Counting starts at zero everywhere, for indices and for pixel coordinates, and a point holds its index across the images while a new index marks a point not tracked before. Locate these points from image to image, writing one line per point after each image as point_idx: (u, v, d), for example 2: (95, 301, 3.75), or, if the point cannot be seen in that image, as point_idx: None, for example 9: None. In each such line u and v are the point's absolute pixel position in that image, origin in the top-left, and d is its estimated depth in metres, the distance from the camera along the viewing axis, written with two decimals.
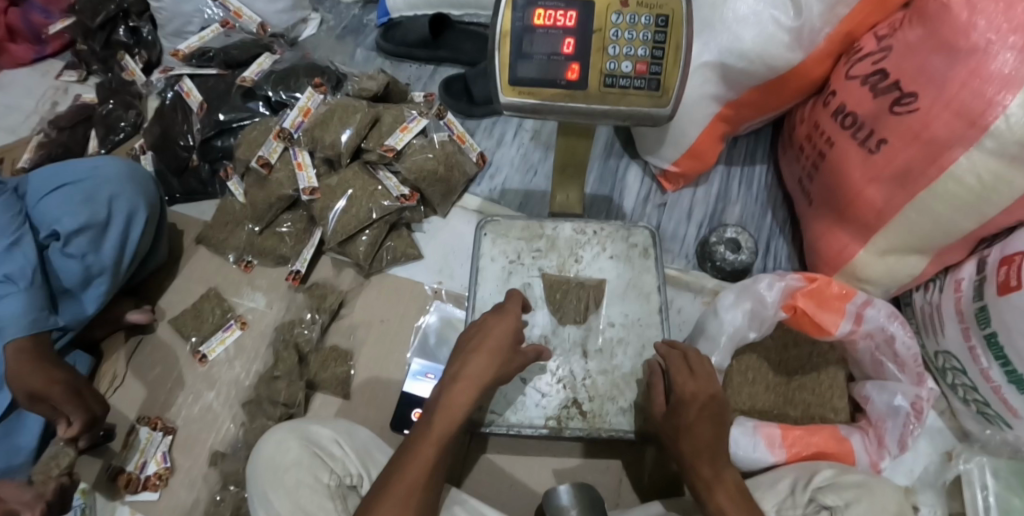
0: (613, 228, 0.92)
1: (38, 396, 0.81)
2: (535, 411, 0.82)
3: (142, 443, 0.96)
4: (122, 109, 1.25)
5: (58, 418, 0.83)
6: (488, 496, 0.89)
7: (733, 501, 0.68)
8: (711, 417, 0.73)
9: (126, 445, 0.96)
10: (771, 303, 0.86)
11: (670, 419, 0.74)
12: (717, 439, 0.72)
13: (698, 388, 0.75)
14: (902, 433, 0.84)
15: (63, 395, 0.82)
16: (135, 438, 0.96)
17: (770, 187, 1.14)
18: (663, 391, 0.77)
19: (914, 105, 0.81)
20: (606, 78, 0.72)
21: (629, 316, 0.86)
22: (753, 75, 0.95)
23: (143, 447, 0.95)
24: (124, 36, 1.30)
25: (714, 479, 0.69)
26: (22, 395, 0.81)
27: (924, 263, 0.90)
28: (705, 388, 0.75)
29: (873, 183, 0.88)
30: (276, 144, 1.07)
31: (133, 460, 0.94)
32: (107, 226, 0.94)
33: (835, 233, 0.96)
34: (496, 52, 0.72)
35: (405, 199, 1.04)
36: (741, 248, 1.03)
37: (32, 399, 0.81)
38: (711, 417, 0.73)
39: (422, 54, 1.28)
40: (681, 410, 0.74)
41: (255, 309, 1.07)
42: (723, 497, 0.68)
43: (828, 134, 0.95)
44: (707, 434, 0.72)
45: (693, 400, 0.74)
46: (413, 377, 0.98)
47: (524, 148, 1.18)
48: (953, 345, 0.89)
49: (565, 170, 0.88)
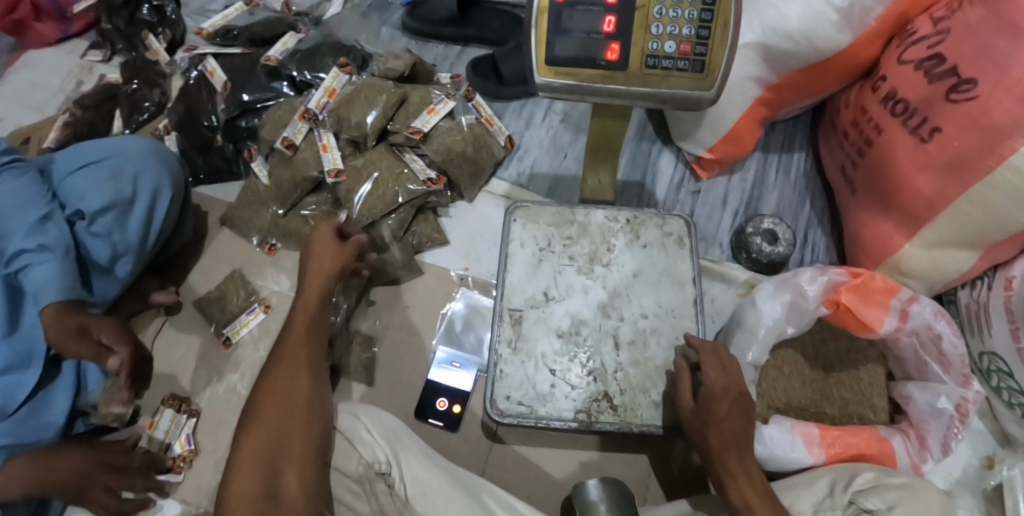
0: (646, 216, 0.89)
1: (85, 329, 0.82)
2: (564, 403, 0.79)
3: (167, 425, 0.95)
4: (147, 88, 1.23)
5: (106, 354, 0.84)
6: (514, 486, 0.88)
7: (761, 496, 0.66)
8: (730, 420, 0.71)
9: (151, 426, 0.95)
10: (812, 297, 0.82)
11: (697, 414, 0.72)
12: (745, 436, 0.71)
13: (721, 382, 0.73)
14: (946, 434, 0.80)
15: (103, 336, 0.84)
16: (157, 420, 0.95)
17: (808, 175, 1.10)
18: (689, 387, 0.75)
19: (972, 92, 0.77)
20: (648, 59, 0.68)
21: (663, 307, 0.83)
22: (799, 57, 0.91)
23: (169, 430, 0.95)
24: (147, 14, 1.29)
25: (742, 473, 0.68)
26: (70, 329, 0.81)
27: (974, 258, 0.86)
28: (726, 386, 0.73)
29: (923, 173, 0.84)
30: (300, 126, 1.05)
31: (160, 442, 0.94)
32: (131, 204, 0.92)
33: (881, 225, 0.92)
34: (533, 30, 0.69)
35: (432, 183, 1.02)
36: (779, 239, 0.99)
37: (79, 336, 0.82)
38: (741, 414, 0.71)
39: (449, 32, 1.24)
40: (709, 405, 0.72)
41: (279, 292, 1.06)
42: (750, 492, 0.66)
43: (876, 120, 0.91)
44: (731, 429, 0.70)
45: (721, 397, 0.72)
46: (438, 365, 0.96)
47: (553, 131, 1.15)
48: (999, 346, 0.85)
49: (598, 152, 0.86)
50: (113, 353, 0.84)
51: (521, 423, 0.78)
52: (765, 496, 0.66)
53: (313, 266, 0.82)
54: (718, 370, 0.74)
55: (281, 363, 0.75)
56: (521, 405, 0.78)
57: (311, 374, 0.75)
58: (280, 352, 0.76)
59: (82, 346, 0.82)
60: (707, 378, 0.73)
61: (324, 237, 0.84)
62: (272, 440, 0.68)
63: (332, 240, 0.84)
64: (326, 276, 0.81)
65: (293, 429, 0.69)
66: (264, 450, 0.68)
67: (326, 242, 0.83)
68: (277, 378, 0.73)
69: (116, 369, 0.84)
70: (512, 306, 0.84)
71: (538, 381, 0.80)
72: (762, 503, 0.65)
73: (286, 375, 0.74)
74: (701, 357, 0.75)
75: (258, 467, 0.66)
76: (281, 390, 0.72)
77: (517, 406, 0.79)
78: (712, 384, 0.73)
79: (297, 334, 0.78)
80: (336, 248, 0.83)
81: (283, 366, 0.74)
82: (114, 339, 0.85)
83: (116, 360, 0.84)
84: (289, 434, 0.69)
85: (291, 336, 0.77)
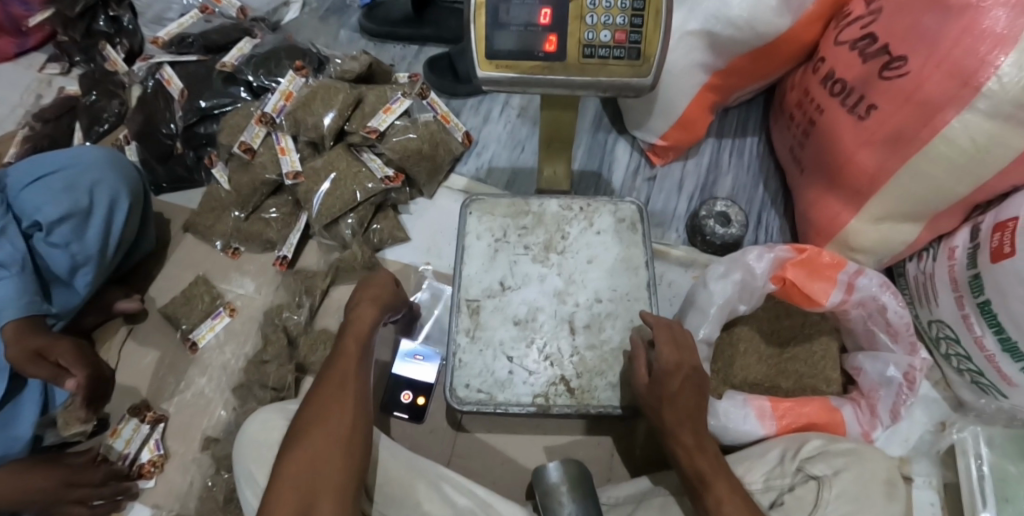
0: (599, 203, 0.91)
1: (44, 352, 0.85)
2: (523, 389, 0.81)
3: (130, 433, 0.95)
4: (106, 99, 1.23)
5: (64, 375, 0.87)
6: (480, 476, 0.89)
7: (713, 466, 0.68)
8: (685, 400, 0.72)
9: (114, 433, 0.95)
10: (760, 274, 0.85)
11: (653, 391, 0.73)
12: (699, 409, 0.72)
13: (675, 358, 0.74)
14: (895, 402, 0.84)
15: (65, 349, 0.87)
16: (121, 428, 0.95)
17: (761, 157, 1.13)
18: (645, 364, 0.77)
19: (904, 69, 0.80)
20: (585, 48, 0.70)
21: (618, 291, 0.85)
22: (741, 43, 0.93)
23: (130, 438, 0.95)
24: (104, 25, 1.28)
25: (695, 448, 0.69)
26: (29, 353, 0.84)
27: (917, 230, 0.89)
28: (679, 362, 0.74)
29: (865, 149, 0.86)
30: (259, 129, 1.06)
31: (120, 450, 0.94)
32: (90, 213, 0.93)
33: (827, 202, 0.95)
34: (472, 26, 0.70)
35: (389, 181, 1.03)
36: (731, 221, 1.01)
37: (37, 358, 0.84)
38: (694, 387, 0.73)
39: (406, 32, 1.25)
40: (664, 381, 0.73)
41: (243, 295, 1.07)
42: (705, 463, 0.68)
43: (818, 100, 0.93)
44: (685, 407, 0.71)
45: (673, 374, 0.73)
46: (402, 359, 0.96)
47: (511, 125, 1.17)
48: (946, 315, 0.88)
49: (551, 144, 0.88)
50: (71, 375, 0.87)
51: (481, 411, 0.80)
52: (720, 468, 0.67)
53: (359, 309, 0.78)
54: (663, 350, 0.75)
55: (329, 386, 0.70)
56: (481, 393, 0.80)
57: (358, 405, 0.69)
58: (327, 377, 0.71)
59: (39, 369, 0.84)
60: (662, 355, 0.74)
61: (378, 280, 0.84)
62: (315, 465, 0.63)
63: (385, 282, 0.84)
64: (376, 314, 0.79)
65: (334, 466, 0.63)
66: (301, 480, 0.62)
67: (376, 283, 0.83)
68: (325, 405, 0.68)
69: (74, 391, 0.87)
70: (469, 296, 0.86)
71: (496, 369, 0.82)
72: (718, 477, 0.66)
73: (333, 399, 0.68)
74: (656, 335, 0.77)
75: (296, 496, 0.61)
76: (328, 419, 0.66)
77: (477, 393, 0.80)
78: (665, 367, 0.73)
79: (347, 361, 0.72)
80: (386, 288, 0.83)
81: (332, 390, 0.69)
82: (71, 361, 0.87)
83: (74, 383, 0.87)
84: (327, 464, 0.63)
85: (341, 364, 0.72)
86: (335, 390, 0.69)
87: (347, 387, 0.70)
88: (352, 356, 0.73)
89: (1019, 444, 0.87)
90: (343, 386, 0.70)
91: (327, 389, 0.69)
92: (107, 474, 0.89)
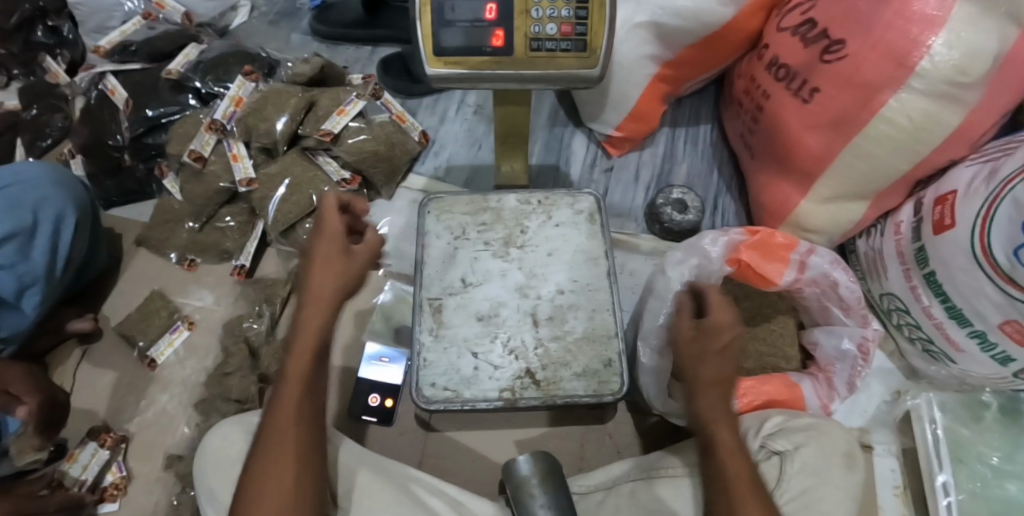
0: (557, 196, 0.92)
1: None
2: (489, 384, 0.81)
3: (87, 459, 0.91)
4: (48, 113, 1.19)
5: (14, 404, 0.84)
6: (453, 475, 0.89)
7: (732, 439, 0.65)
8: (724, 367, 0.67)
9: (71, 458, 0.91)
10: (716, 258, 0.87)
11: (696, 344, 0.67)
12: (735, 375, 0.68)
13: (728, 318, 0.68)
14: (851, 374, 0.86)
15: (13, 376, 0.86)
16: (79, 452, 0.91)
17: (715, 145, 1.15)
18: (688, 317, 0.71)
19: (842, 52, 0.82)
20: (532, 42, 0.70)
21: (578, 282, 0.86)
22: (687, 32, 0.95)
23: (87, 463, 0.90)
24: (44, 37, 1.25)
25: (728, 418, 0.66)
26: None
27: (864, 208, 0.92)
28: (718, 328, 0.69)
29: (810, 131, 0.89)
30: (208, 137, 1.03)
31: (76, 476, 0.90)
32: (33, 233, 0.89)
33: (778, 185, 0.97)
34: (419, 24, 0.70)
35: (347, 183, 1.03)
36: (689, 207, 1.03)
37: None
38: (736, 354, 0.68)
39: (358, 34, 1.24)
40: (711, 336, 0.67)
41: (202, 307, 1.04)
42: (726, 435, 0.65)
43: (764, 86, 0.96)
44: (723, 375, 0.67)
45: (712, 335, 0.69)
46: (368, 362, 0.95)
47: (467, 123, 1.17)
48: (896, 288, 0.91)
49: (506, 140, 0.88)
50: (21, 403, 0.84)
51: (447, 409, 0.79)
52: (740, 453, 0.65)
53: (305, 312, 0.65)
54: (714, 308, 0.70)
55: (268, 441, 0.63)
56: (446, 390, 0.80)
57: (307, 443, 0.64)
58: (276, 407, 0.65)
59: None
60: (712, 311, 0.69)
61: (325, 266, 0.66)
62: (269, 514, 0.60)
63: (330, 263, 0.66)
64: (326, 316, 0.66)
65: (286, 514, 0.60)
66: None
67: (324, 270, 0.66)
68: (265, 469, 0.62)
69: (25, 420, 0.84)
70: (431, 295, 0.86)
71: (461, 366, 0.82)
72: (737, 466, 0.64)
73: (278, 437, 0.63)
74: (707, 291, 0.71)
75: None
76: (270, 484, 0.61)
77: (442, 391, 0.80)
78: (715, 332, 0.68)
79: (289, 403, 0.65)
80: (340, 273, 0.66)
81: (273, 437, 0.63)
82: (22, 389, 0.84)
83: (25, 410, 0.84)
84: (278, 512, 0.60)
85: (280, 408, 0.64)
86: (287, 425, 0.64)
87: (301, 419, 0.64)
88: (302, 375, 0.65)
89: (970, 407, 0.91)
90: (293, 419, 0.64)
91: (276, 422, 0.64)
92: (60, 503, 0.84)
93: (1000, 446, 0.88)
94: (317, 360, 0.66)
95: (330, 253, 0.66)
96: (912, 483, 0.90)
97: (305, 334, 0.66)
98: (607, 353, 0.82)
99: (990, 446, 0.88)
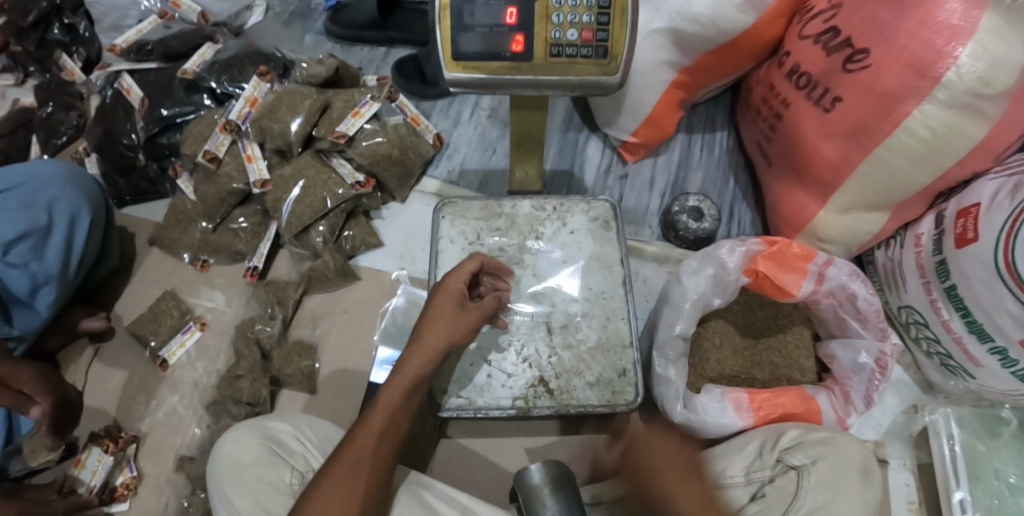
0: (572, 202, 0.91)
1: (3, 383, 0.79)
2: (501, 392, 0.80)
3: (94, 464, 0.90)
4: (63, 111, 1.19)
5: (28, 404, 0.83)
6: (464, 482, 0.88)
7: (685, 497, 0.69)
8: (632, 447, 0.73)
9: (79, 464, 0.91)
10: (733, 268, 0.85)
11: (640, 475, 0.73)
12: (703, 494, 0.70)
13: (666, 441, 0.74)
14: (869, 388, 0.85)
15: (28, 379, 0.84)
16: (86, 457, 0.91)
17: (731, 152, 1.14)
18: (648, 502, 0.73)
19: (866, 61, 0.81)
20: (552, 48, 0.70)
21: (593, 290, 0.85)
22: (708, 39, 0.93)
23: (95, 469, 0.90)
24: (59, 35, 1.24)
25: None
26: None
27: (883, 219, 0.91)
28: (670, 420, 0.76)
29: (830, 141, 0.87)
30: (223, 138, 1.03)
31: (86, 481, 0.90)
32: (48, 232, 0.89)
33: (795, 194, 0.96)
34: (437, 27, 0.69)
35: (360, 186, 1.02)
36: (704, 215, 1.02)
37: None
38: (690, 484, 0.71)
39: (372, 36, 1.24)
40: (651, 456, 0.73)
41: (214, 308, 1.04)
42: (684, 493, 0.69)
43: (783, 94, 0.94)
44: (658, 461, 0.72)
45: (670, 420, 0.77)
46: (380, 366, 0.96)
47: (481, 126, 1.16)
48: (915, 300, 0.89)
49: (522, 145, 0.87)
50: (34, 403, 0.84)
51: (459, 416, 0.79)
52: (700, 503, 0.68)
53: (412, 354, 0.69)
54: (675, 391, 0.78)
55: (342, 465, 0.64)
56: (458, 397, 0.79)
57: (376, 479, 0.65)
58: (357, 436, 0.66)
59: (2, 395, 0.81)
60: (649, 447, 0.74)
61: (441, 319, 0.69)
62: None
63: (451, 319, 0.70)
64: (429, 361, 0.69)
65: None
66: None
67: (439, 322, 0.69)
68: (329, 491, 0.63)
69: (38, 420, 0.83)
70: None
71: (474, 373, 0.81)
72: None
73: (354, 467, 0.64)
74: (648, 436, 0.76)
75: None
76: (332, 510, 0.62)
77: (454, 398, 0.79)
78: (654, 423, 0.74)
79: (369, 436, 0.66)
80: (454, 327, 0.69)
81: (349, 467, 0.64)
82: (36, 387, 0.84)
83: (38, 410, 0.83)
84: None
85: (362, 434, 0.66)
86: (365, 455, 0.65)
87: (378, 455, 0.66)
88: (388, 410, 0.67)
89: (987, 423, 0.89)
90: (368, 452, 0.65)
91: (353, 452, 0.65)
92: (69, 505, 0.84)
93: (1018, 463, 0.87)
94: (410, 394, 0.69)
95: (450, 306, 0.70)
96: (927, 498, 0.88)
97: (408, 370, 0.69)
98: (621, 362, 0.81)
99: (1007, 463, 0.87)
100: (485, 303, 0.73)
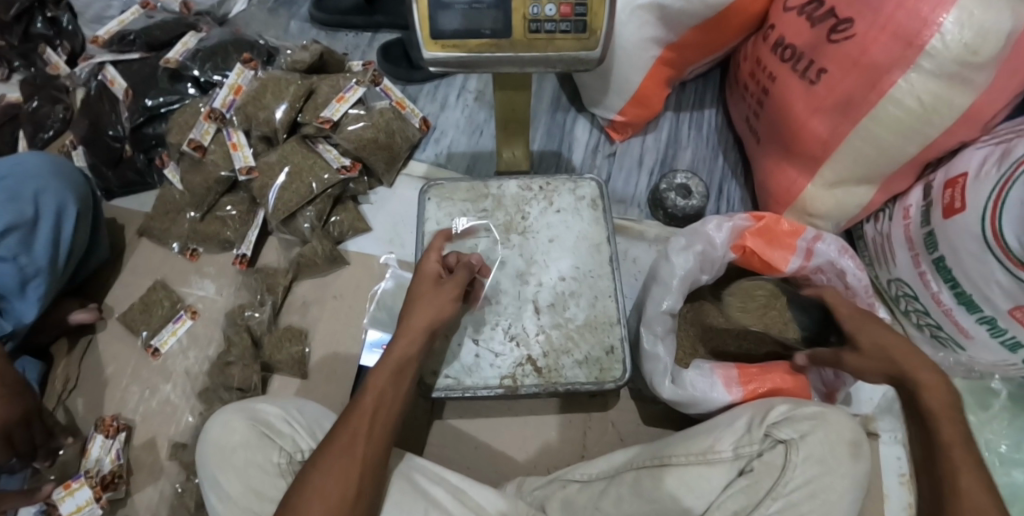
0: (558, 182, 0.91)
1: None
2: (489, 372, 0.80)
3: (83, 500, 0.86)
4: (49, 105, 1.18)
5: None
6: (456, 464, 0.89)
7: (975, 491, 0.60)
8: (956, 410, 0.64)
9: (68, 488, 0.86)
10: (720, 244, 0.85)
11: None
12: None
13: None
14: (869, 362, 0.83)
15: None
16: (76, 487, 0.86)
17: (720, 129, 1.13)
18: None
19: (851, 31, 0.80)
20: (531, 23, 0.68)
21: (580, 269, 0.85)
22: (692, 14, 0.92)
23: (81, 505, 0.86)
24: (42, 28, 1.23)
25: None
26: None
27: (872, 192, 0.90)
28: (883, 367, 0.69)
29: (816, 114, 0.87)
30: (208, 126, 1.03)
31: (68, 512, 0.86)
32: (36, 224, 0.89)
33: (783, 169, 0.96)
34: (414, 5, 0.69)
35: (347, 170, 1.02)
36: (692, 193, 1.02)
37: None
38: None
39: (358, 20, 1.23)
40: None
41: (205, 297, 1.04)
42: (968, 478, 0.60)
43: (770, 68, 0.93)
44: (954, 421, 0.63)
45: (876, 371, 0.70)
46: (368, 350, 0.97)
47: (468, 109, 1.16)
48: (904, 273, 0.89)
49: (508, 127, 0.87)
50: None
51: (449, 396, 0.79)
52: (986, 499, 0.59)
53: (399, 336, 0.71)
54: (872, 328, 0.72)
55: (338, 443, 0.65)
56: (448, 378, 0.80)
57: (372, 453, 0.65)
58: (351, 412, 0.67)
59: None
60: None
61: (421, 299, 0.74)
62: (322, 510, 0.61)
63: (433, 298, 0.74)
64: (417, 342, 0.71)
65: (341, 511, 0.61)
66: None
67: (420, 304, 0.73)
68: (325, 474, 0.63)
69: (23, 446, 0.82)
70: None
71: (462, 354, 0.81)
72: None
73: (351, 443, 0.65)
74: None
75: None
76: (330, 488, 0.62)
77: (444, 379, 0.80)
78: (929, 379, 0.66)
79: (363, 412, 0.67)
80: (433, 305, 0.73)
81: (345, 443, 0.65)
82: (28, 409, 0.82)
83: None
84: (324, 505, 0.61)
85: (355, 417, 0.66)
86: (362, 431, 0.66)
87: (374, 429, 0.66)
88: (381, 386, 0.69)
89: (978, 394, 0.90)
90: (361, 425, 0.66)
91: (348, 424, 0.66)
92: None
93: (1007, 433, 0.88)
94: (398, 376, 0.70)
95: (426, 286, 0.75)
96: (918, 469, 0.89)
97: (394, 353, 0.71)
98: (609, 340, 0.81)
99: (998, 434, 0.88)
100: (460, 277, 0.76)
